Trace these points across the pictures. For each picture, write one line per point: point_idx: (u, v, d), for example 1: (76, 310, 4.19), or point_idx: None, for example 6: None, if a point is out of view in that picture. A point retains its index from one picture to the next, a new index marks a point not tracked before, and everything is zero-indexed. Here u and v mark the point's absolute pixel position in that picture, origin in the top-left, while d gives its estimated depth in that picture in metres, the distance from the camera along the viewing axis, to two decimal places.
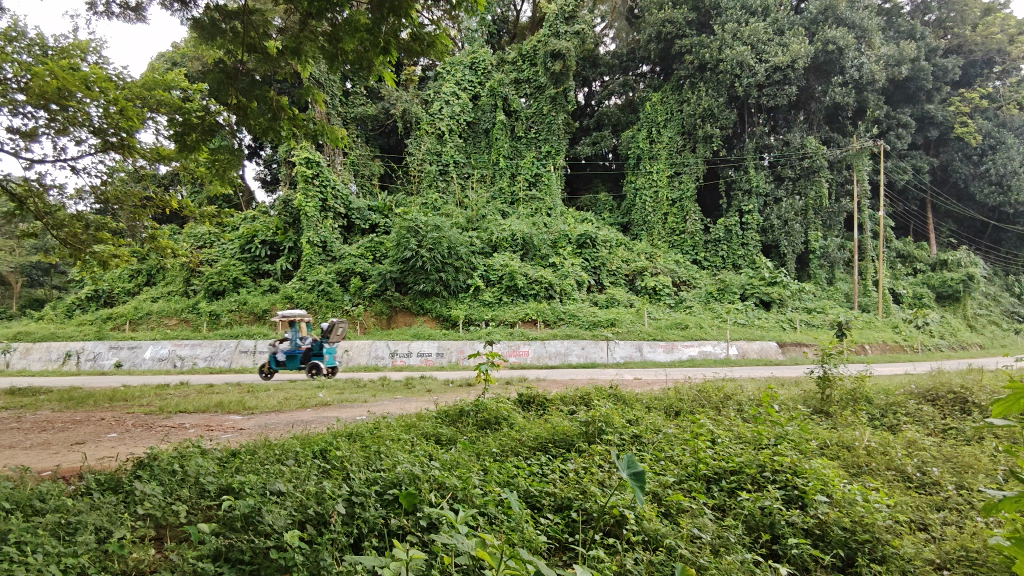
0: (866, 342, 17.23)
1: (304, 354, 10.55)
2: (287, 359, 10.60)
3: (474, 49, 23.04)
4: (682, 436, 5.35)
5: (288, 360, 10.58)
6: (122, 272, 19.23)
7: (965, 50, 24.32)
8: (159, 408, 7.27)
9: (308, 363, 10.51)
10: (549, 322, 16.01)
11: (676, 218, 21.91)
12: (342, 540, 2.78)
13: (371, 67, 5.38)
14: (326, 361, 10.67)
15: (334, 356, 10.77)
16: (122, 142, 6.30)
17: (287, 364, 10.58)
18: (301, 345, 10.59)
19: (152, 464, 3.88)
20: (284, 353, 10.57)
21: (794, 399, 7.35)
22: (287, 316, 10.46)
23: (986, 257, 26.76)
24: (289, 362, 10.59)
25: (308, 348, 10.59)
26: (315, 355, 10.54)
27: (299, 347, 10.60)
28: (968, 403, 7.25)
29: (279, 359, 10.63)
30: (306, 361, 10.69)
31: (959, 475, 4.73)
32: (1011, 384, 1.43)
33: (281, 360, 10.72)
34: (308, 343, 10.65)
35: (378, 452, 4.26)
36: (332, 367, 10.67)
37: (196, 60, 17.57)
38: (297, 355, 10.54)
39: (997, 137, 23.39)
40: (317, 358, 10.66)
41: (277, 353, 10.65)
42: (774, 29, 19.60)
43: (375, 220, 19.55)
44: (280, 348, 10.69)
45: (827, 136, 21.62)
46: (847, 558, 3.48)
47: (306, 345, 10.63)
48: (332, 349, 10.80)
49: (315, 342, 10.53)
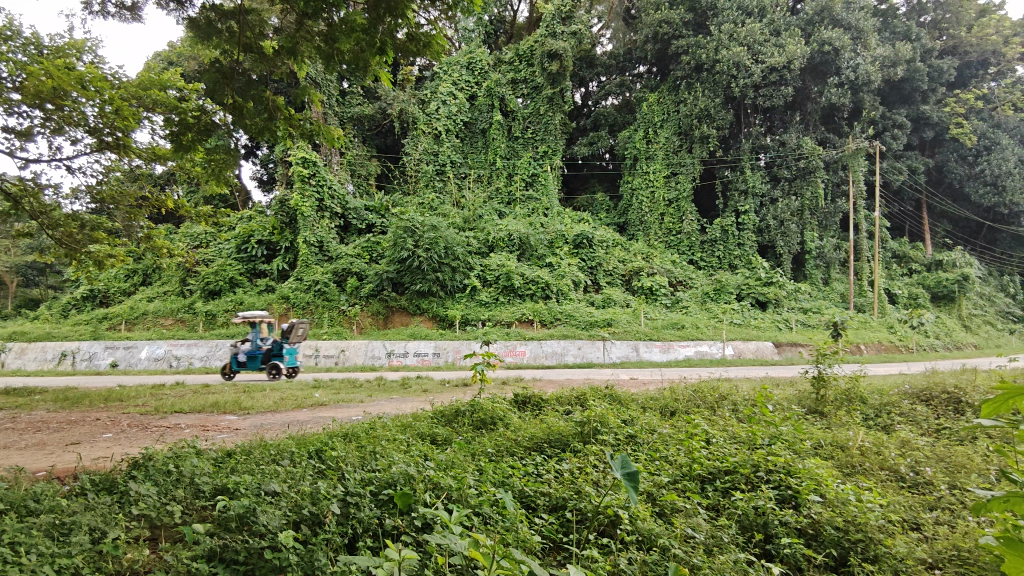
0: (862, 342, 17.29)
1: (264, 355, 10.50)
2: (248, 360, 10.57)
3: (472, 49, 23.03)
4: (676, 436, 5.36)
5: (248, 361, 10.56)
6: (118, 272, 19.17)
7: (961, 51, 24.32)
8: (154, 408, 7.25)
9: (268, 364, 10.47)
10: (546, 322, 16.03)
11: (673, 218, 21.93)
12: (336, 540, 2.78)
13: (368, 67, 5.38)
14: (286, 361, 10.63)
15: (295, 356, 10.72)
16: (118, 142, 6.28)
17: (248, 365, 10.54)
18: (262, 346, 10.53)
19: (147, 464, 3.87)
20: (244, 355, 10.52)
21: (789, 399, 7.37)
22: (248, 317, 10.36)
23: (981, 257, 26.86)
24: (250, 363, 10.56)
25: (268, 349, 10.54)
26: (275, 356, 10.50)
27: (259, 348, 10.55)
28: (962, 403, 7.28)
29: (240, 360, 10.59)
30: (267, 362, 10.63)
31: (952, 475, 4.75)
32: (1002, 386, 1.43)
33: (242, 360, 10.66)
34: (268, 344, 10.59)
35: (374, 452, 4.25)
36: (292, 368, 10.63)
37: (193, 60, 17.54)
38: (258, 356, 10.49)
39: (992, 137, 23.49)
40: (278, 359, 10.61)
41: (238, 354, 10.61)
42: (770, 30, 19.67)
43: (371, 220, 19.54)
44: (241, 349, 10.65)
45: (823, 137, 21.67)
46: (839, 557, 3.50)
47: (266, 346, 10.58)
48: (292, 349, 10.73)
49: (276, 343, 10.47)
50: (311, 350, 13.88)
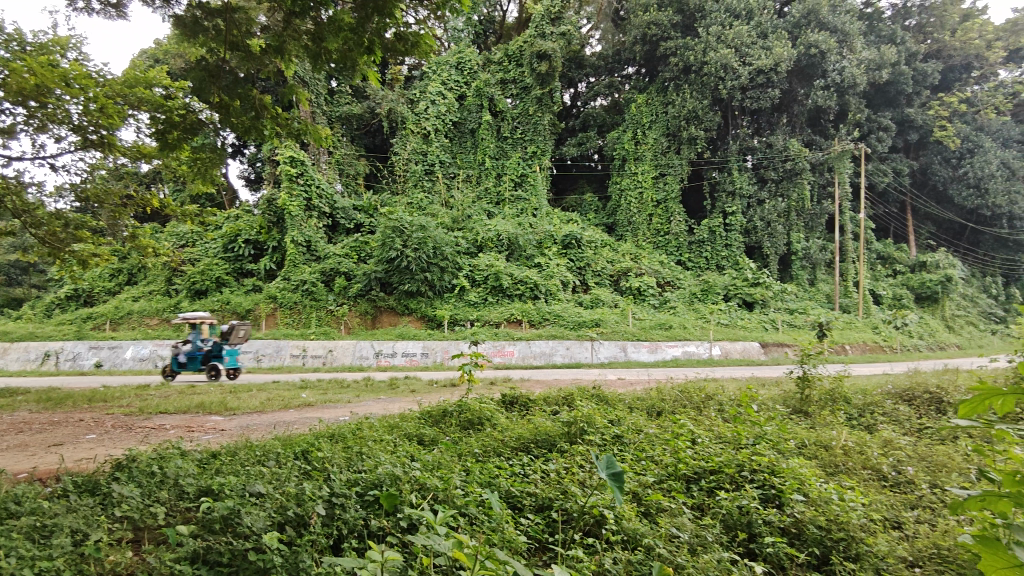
0: (847, 342, 17.48)
1: (204, 356, 10.49)
2: (188, 361, 10.50)
3: (461, 49, 23.01)
4: (662, 436, 5.38)
5: (188, 362, 10.48)
6: (103, 271, 18.96)
7: (944, 55, 24.58)
8: (139, 408, 7.18)
9: (208, 365, 10.44)
10: (534, 322, 16.04)
11: (661, 219, 22.02)
12: (322, 541, 2.76)
13: (356, 67, 5.36)
14: (227, 363, 10.60)
15: (235, 358, 10.71)
16: (103, 140, 6.21)
17: (188, 366, 10.47)
18: (203, 347, 10.52)
19: (131, 465, 3.83)
20: (184, 355, 10.48)
21: (774, 399, 7.43)
22: (188, 317, 10.38)
23: (964, 259, 27.20)
24: (190, 364, 10.48)
25: (208, 350, 10.55)
26: (215, 357, 10.49)
27: (200, 348, 10.54)
28: (944, 403, 7.38)
29: (180, 361, 10.53)
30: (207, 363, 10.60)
31: (934, 474, 4.80)
32: (979, 386, 1.51)
33: (182, 362, 10.60)
34: (208, 345, 10.59)
35: (360, 453, 4.24)
36: (232, 369, 10.60)
37: (179, 57, 17.39)
38: (198, 356, 10.46)
39: (974, 140, 23.81)
40: (218, 360, 10.59)
41: (178, 355, 10.55)
42: (757, 33, 19.82)
43: (360, 220, 19.47)
44: (181, 350, 10.59)
45: (810, 139, 21.85)
46: (821, 556, 3.53)
47: (206, 347, 10.57)
48: (233, 351, 10.73)
49: (216, 344, 10.47)
50: (299, 350, 13.81)
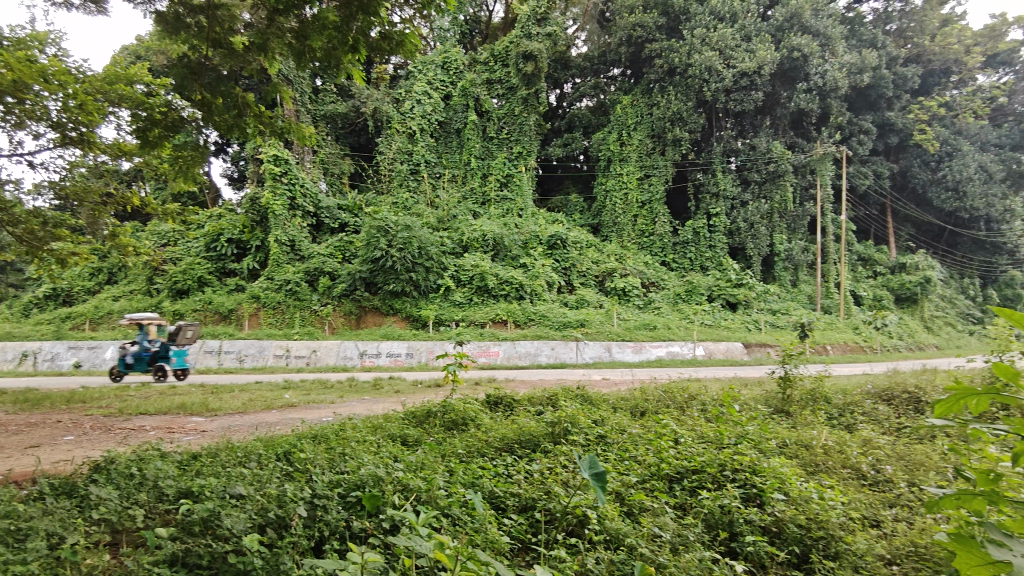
0: (828, 342, 17.70)
1: (152, 356, 10.35)
2: (135, 362, 10.32)
3: (447, 48, 22.95)
4: (646, 436, 5.40)
5: (135, 363, 10.30)
6: (82, 270, 18.67)
7: (924, 59, 24.94)
8: (118, 409, 7.08)
9: (155, 366, 10.30)
10: (519, 322, 16.05)
11: (645, 220, 22.11)
12: (303, 543, 2.74)
13: (340, 65, 5.32)
14: (174, 363, 10.51)
15: (183, 358, 10.63)
16: (82, 137, 6.11)
17: (134, 367, 10.29)
18: (150, 348, 10.36)
19: (109, 467, 3.77)
20: (131, 356, 10.28)
21: (756, 399, 7.50)
22: (137, 318, 10.19)
23: (943, 260, 27.63)
24: (137, 365, 10.31)
25: (155, 351, 10.38)
26: (163, 358, 10.38)
27: (148, 349, 10.37)
28: (922, 403, 7.49)
29: (126, 362, 10.33)
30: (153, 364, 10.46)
31: (912, 473, 4.87)
32: (955, 386, 1.60)
33: (128, 363, 10.39)
34: (155, 346, 10.44)
35: (342, 454, 4.21)
36: (179, 369, 10.54)
37: (161, 54, 17.18)
38: (145, 357, 10.30)
39: (953, 144, 24.19)
40: (165, 361, 10.48)
41: (124, 355, 10.33)
42: (741, 36, 20.01)
43: (344, 219, 19.35)
44: (128, 351, 10.41)
45: (792, 141, 22.08)
46: (801, 554, 3.57)
47: (153, 348, 10.41)
48: (179, 351, 10.64)
49: (164, 345, 10.36)
50: (282, 350, 13.69)
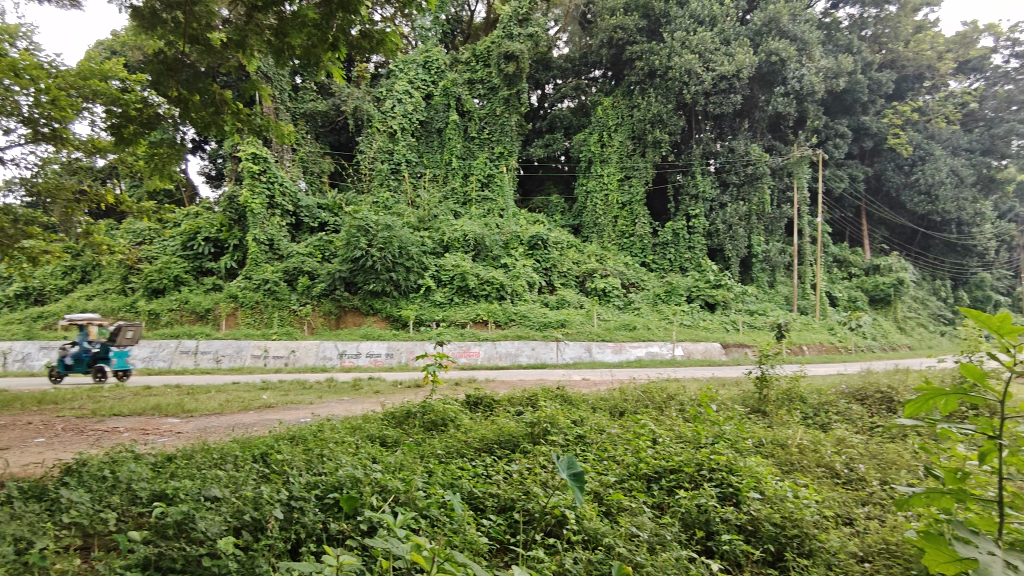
0: (804, 343, 17.97)
1: (92, 357, 10.19)
2: (74, 363, 10.13)
3: (428, 47, 22.83)
4: (624, 436, 5.43)
5: (74, 365, 10.11)
6: (55, 268, 18.28)
7: (898, 65, 25.29)
8: (91, 411, 6.93)
9: (95, 366, 10.15)
10: (500, 323, 16.05)
11: (626, 221, 22.22)
12: (279, 546, 2.71)
13: (320, 63, 5.28)
14: (114, 364, 10.40)
15: (123, 360, 10.53)
16: (55, 133, 5.98)
17: (74, 368, 10.10)
18: (91, 349, 10.21)
19: (81, 470, 3.70)
20: (70, 357, 10.08)
21: (734, 399, 7.58)
22: (77, 318, 10.06)
23: (915, 262, 28.19)
24: (77, 366, 10.12)
25: (95, 351, 10.24)
26: (103, 359, 10.25)
27: (88, 350, 10.20)
28: (894, 402, 7.62)
29: (65, 363, 10.13)
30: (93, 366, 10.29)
31: (884, 471, 4.95)
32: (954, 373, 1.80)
33: (67, 365, 10.19)
34: (95, 347, 10.29)
35: (321, 455, 4.17)
36: (120, 371, 10.42)
37: (137, 49, 16.90)
38: (85, 358, 10.13)
39: (925, 148, 24.68)
40: (105, 362, 10.34)
41: (64, 356, 10.13)
42: (720, 39, 20.22)
43: (324, 218, 19.18)
44: (66, 352, 10.20)
45: (770, 144, 22.37)
46: (776, 552, 3.62)
47: (93, 349, 10.25)
48: (119, 353, 10.53)
49: (104, 345, 10.25)
50: (260, 350, 13.55)
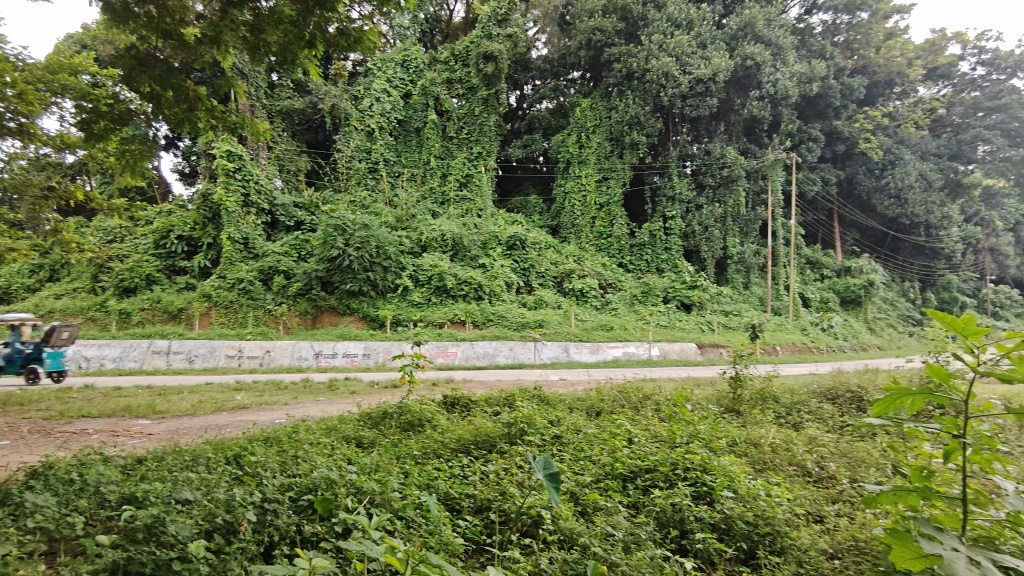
0: (778, 343, 18.25)
1: (23, 359, 9.96)
2: (4, 365, 9.88)
3: (407, 46, 22.70)
4: (601, 436, 5.46)
5: (5, 366, 9.88)
6: (21, 266, 17.82)
7: (870, 70, 25.87)
8: (58, 412, 6.77)
9: (28, 368, 9.93)
10: (478, 323, 16.04)
11: (603, 222, 22.33)
12: (252, 549, 2.67)
13: (295, 61, 5.23)
14: (49, 366, 10.19)
15: (59, 361, 10.31)
16: (22, 129, 5.83)
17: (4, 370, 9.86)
18: (23, 350, 9.97)
19: (47, 473, 3.62)
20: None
21: (709, 399, 7.65)
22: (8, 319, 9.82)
23: (885, 264, 28.79)
24: (8, 368, 9.89)
25: (28, 352, 10.00)
26: (36, 360, 10.02)
27: (19, 352, 9.97)
28: (864, 402, 7.77)
29: None
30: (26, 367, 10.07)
31: (853, 469, 5.05)
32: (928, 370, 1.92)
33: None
34: (27, 348, 10.04)
35: (295, 457, 4.12)
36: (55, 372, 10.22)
37: (108, 44, 16.56)
38: (17, 360, 9.90)
39: (895, 153, 25.21)
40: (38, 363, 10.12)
41: None
42: (697, 43, 20.43)
43: (300, 217, 18.98)
44: None
45: (745, 147, 22.69)
46: (748, 550, 3.68)
47: (25, 350, 10.02)
48: (54, 354, 10.31)
49: (38, 346, 10.01)
50: (234, 350, 13.35)
